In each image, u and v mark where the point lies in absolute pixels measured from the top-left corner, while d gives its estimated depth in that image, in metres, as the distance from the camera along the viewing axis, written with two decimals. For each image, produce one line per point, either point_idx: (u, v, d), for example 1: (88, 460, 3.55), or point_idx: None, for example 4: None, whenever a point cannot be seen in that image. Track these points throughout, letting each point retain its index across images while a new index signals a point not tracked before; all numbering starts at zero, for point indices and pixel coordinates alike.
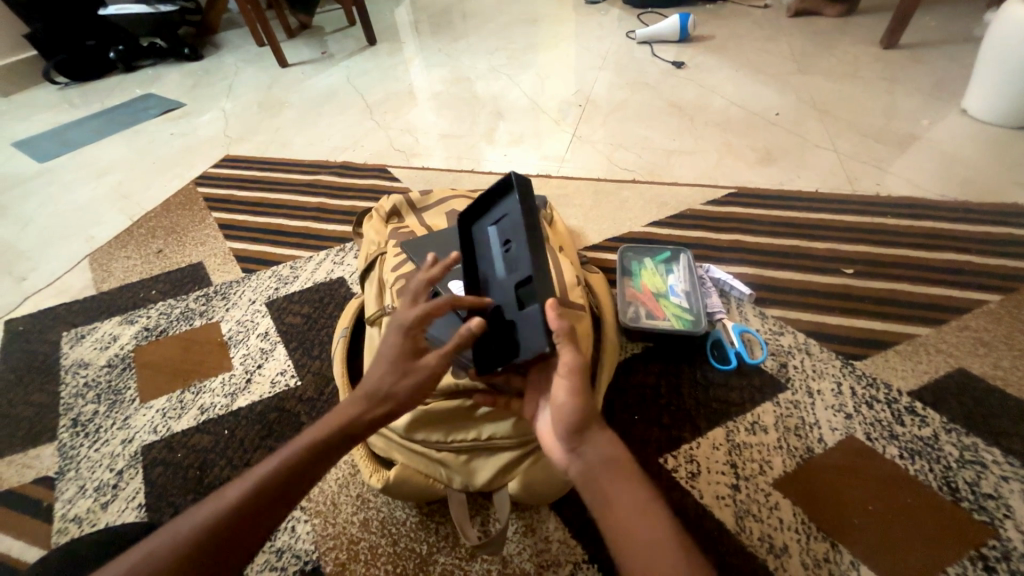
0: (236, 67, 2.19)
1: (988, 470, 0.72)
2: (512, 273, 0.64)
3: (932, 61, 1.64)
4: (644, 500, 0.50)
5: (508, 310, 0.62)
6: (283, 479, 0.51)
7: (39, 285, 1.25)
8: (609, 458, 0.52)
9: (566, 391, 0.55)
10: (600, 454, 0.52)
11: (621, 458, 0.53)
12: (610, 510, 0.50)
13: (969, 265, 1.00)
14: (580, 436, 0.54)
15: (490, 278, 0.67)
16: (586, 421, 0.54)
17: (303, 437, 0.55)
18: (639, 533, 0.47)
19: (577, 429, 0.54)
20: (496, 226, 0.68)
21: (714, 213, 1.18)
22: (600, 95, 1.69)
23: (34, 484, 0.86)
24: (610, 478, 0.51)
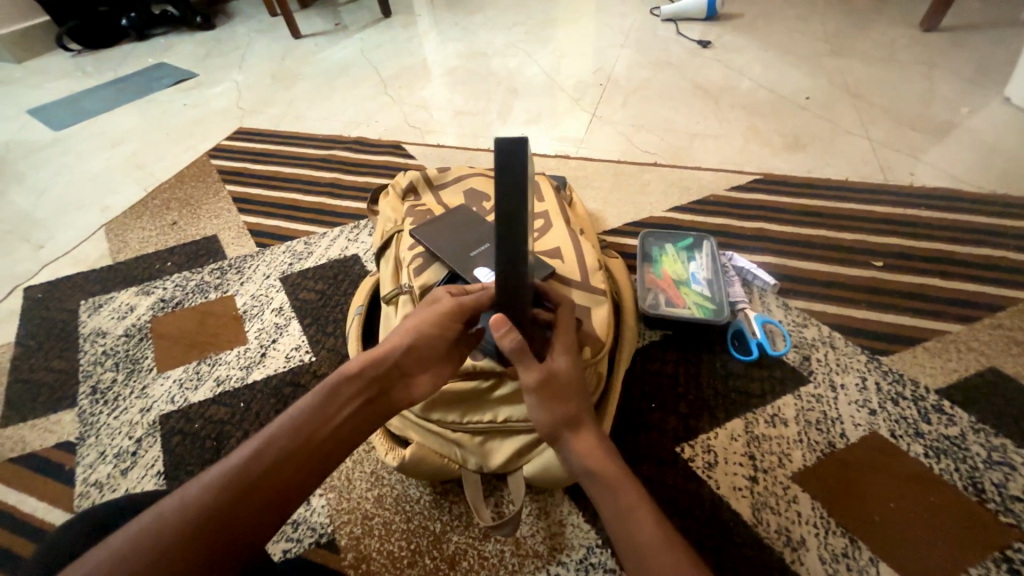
0: (248, 37, 2.15)
1: (1017, 472, 0.70)
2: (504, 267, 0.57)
3: (974, 45, 1.55)
4: (627, 497, 0.53)
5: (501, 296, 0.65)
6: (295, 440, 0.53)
7: (56, 253, 1.26)
8: (589, 462, 0.57)
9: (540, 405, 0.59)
10: (580, 462, 0.57)
11: (601, 461, 0.57)
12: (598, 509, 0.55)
13: (1003, 261, 0.96)
14: (559, 445, 0.59)
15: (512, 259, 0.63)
16: (560, 431, 0.59)
17: (310, 397, 0.56)
18: (623, 530, 0.52)
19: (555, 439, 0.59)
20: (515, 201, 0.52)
21: (738, 200, 1.14)
22: (621, 73, 1.63)
23: (56, 448, 0.88)
24: (592, 481, 0.56)
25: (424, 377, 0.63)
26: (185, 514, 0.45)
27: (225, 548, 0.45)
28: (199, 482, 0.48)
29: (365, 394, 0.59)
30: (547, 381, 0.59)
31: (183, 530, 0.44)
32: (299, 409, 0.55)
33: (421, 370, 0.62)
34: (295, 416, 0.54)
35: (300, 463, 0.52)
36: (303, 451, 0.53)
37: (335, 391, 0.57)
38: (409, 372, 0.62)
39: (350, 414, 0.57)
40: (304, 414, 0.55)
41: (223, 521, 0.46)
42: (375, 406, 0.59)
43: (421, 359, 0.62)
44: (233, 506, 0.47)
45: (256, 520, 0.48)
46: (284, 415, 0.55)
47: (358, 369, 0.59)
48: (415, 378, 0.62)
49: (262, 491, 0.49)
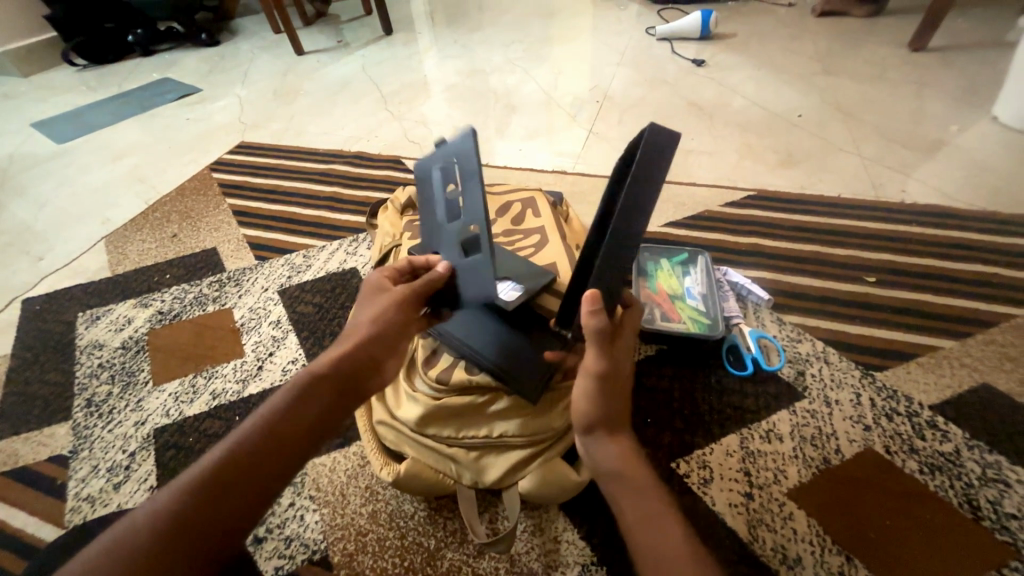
0: (252, 54, 2.19)
1: (1011, 490, 0.70)
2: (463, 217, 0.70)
3: (962, 65, 1.59)
4: (653, 504, 0.50)
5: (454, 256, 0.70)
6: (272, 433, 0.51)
7: (55, 265, 1.26)
8: (617, 465, 0.54)
9: (585, 393, 0.56)
10: (609, 463, 0.54)
11: (632, 466, 0.54)
12: (619, 510, 0.52)
13: (994, 277, 0.98)
14: (590, 442, 0.56)
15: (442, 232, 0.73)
16: (602, 427, 0.56)
17: (284, 391, 0.54)
18: (646, 533, 0.48)
19: (591, 432, 0.56)
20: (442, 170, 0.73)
21: (732, 216, 1.15)
22: (617, 91, 1.67)
23: (48, 462, 0.87)
24: (618, 484, 0.53)
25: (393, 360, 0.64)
26: (164, 516, 0.43)
27: (211, 544, 0.44)
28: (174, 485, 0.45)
29: (341, 380, 0.58)
30: (607, 375, 0.56)
31: (165, 532, 0.42)
32: (273, 403, 0.53)
33: (391, 354, 0.64)
34: (270, 409, 0.52)
35: (282, 453, 0.50)
36: (281, 441, 0.51)
37: (310, 383, 0.55)
38: (380, 357, 0.62)
39: (328, 401, 0.56)
40: (279, 408, 0.53)
41: (208, 518, 0.44)
42: (351, 391, 0.58)
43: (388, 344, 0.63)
44: (214, 500, 0.45)
45: (241, 512, 0.46)
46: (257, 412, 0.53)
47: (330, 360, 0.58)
48: (384, 363, 0.63)
49: (243, 484, 0.47)
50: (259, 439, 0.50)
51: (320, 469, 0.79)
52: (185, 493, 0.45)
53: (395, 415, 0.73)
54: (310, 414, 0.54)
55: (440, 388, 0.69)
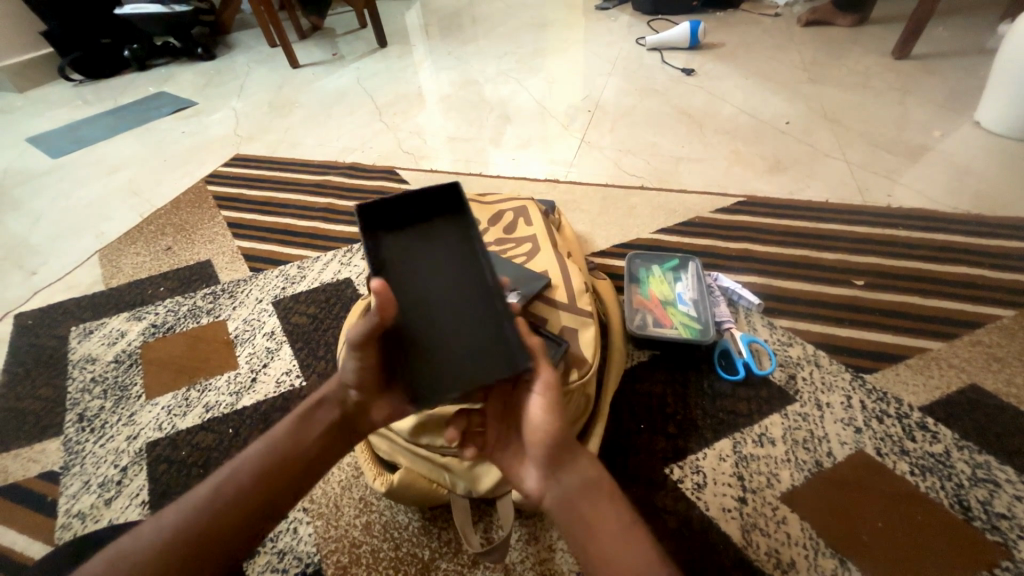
0: (248, 67, 2.21)
1: (1001, 490, 0.71)
2: None
3: (945, 72, 1.63)
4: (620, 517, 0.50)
5: None
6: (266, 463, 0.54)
7: (48, 280, 1.26)
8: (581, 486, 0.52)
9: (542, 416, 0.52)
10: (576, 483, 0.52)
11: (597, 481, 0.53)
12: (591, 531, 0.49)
13: (979, 279, 0.99)
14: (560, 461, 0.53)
15: None
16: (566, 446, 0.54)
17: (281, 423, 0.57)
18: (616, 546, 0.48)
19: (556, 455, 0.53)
20: None
21: (723, 221, 1.17)
22: (608, 100, 1.69)
23: (39, 479, 0.86)
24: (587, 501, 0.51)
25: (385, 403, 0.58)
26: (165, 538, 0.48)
27: (204, 568, 0.48)
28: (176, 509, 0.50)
29: (330, 416, 0.58)
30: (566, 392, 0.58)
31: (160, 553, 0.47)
32: (269, 435, 0.56)
33: (376, 400, 0.57)
34: (266, 442, 0.56)
35: (269, 486, 0.53)
36: (270, 474, 0.53)
37: (305, 415, 0.57)
38: (364, 401, 0.57)
39: (320, 438, 0.56)
40: (275, 439, 0.56)
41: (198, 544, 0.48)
42: (342, 427, 0.58)
43: (363, 388, 0.57)
44: (207, 525, 0.49)
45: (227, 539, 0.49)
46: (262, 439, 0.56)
47: (318, 397, 0.59)
48: (373, 407, 0.58)
49: (231, 511, 0.50)
50: (252, 471, 0.53)
51: (313, 481, 0.79)
52: (181, 519, 0.49)
53: (388, 425, 0.72)
54: (304, 448, 0.56)
55: None
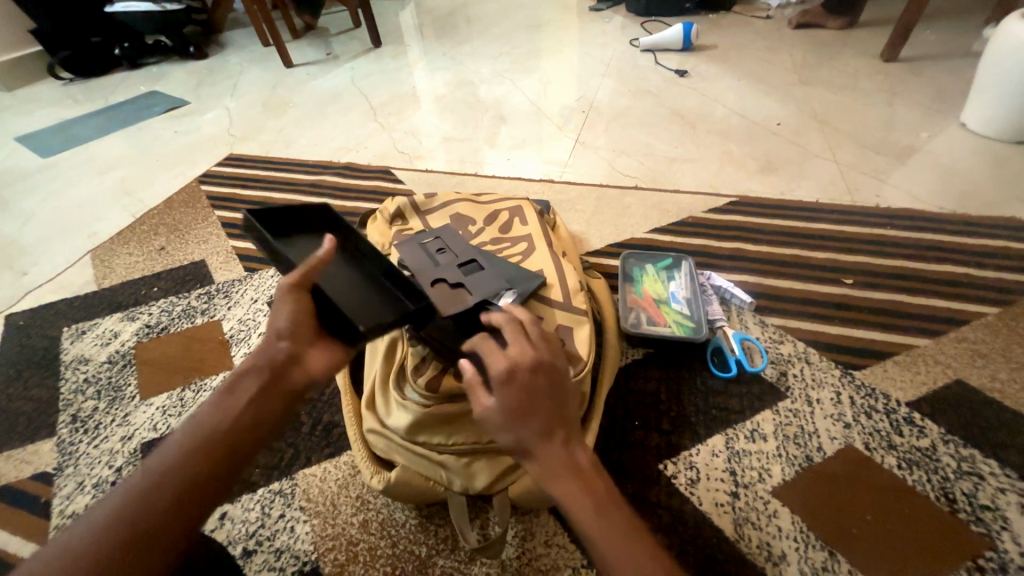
0: (240, 66, 2.20)
1: (985, 482, 0.73)
2: (458, 256, 0.83)
3: (932, 74, 1.66)
4: (597, 519, 0.48)
5: (454, 277, 0.78)
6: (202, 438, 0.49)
7: (39, 280, 1.25)
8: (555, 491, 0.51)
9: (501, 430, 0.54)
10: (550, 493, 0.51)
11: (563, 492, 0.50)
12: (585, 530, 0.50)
13: (965, 277, 1.01)
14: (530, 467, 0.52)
15: (435, 268, 0.80)
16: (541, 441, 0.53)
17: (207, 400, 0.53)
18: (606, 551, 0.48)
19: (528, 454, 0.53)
20: (430, 238, 0.87)
21: (716, 221, 1.18)
22: (602, 101, 1.70)
23: (32, 480, 0.86)
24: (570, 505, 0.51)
25: (323, 346, 0.59)
26: (96, 533, 0.42)
27: (156, 548, 0.42)
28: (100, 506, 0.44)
29: (260, 379, 0.54)
30: (514, 391, 0.53)
31: (96, 550, 0.41)
32: (196, 413, 0.51)
33: (312, 345, 0.59)
34: (192, 420, 0.51)
35: (218, 451, 0.49)
36: (212, 442, 0.49)
37: (232, 383, 0.53)
38: (297, 349, 0.57)
39: (252, 400, 0.53)
40: (202, 415, 0.51)
41: (148, 523, 0.43)
42: (277, 385, 0.55)
43: (294, 334, 0.57)
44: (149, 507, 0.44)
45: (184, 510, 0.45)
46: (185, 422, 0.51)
47: (242, 365, 0.55)
48: (307, 353, 0.58)
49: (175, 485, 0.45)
50: (185, 445, 0.48)
51: (310, 480, 0.79)
52: (113, 508, 0.43)
53: (385, 423, 0.73)
54: (235, 414, 0.51)
55: (429, 396, 0.69)
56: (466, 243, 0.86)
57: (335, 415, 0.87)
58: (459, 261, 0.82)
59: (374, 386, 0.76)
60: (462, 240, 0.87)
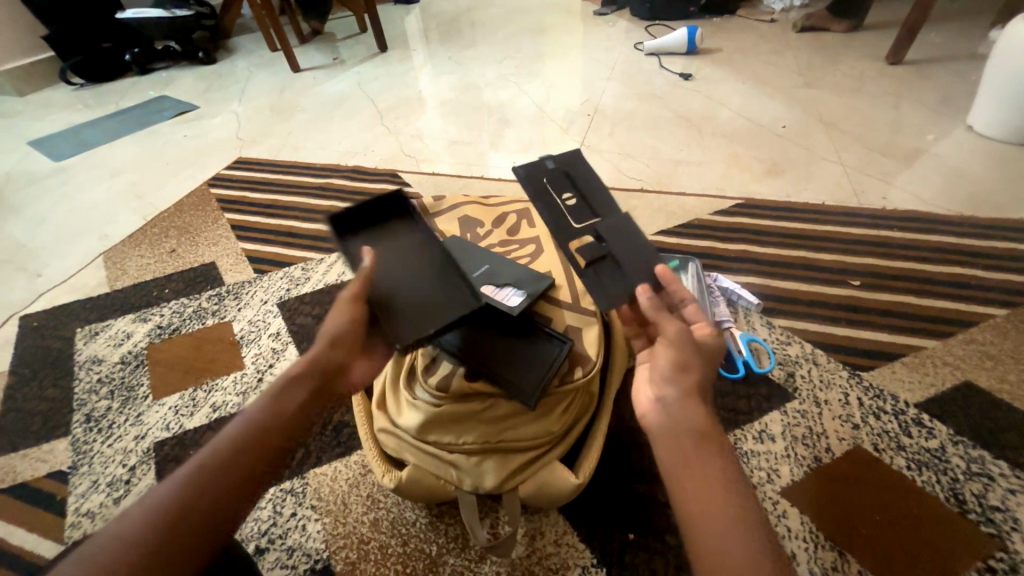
0: (249, 71, 2.23)
1: (995, 483, 0.73)
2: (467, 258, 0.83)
3: (936, 77, 1.66)
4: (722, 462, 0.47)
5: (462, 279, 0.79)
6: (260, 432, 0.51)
7: (52, 282, 1.27)
8: (696, 424, 0.49)
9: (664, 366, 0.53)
10: (694, 424, 0.49)
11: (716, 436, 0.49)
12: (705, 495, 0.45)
13: (972, 278, 1.01)
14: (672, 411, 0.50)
15: None
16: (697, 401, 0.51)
17: (257, 400, 0.54)
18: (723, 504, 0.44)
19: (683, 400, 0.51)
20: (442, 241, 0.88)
21: (722, 223, 1.19)
22: (607, 104, 1.72)
23: (47, 478, 0.87)
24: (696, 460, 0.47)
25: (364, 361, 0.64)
26: (146, 525, 0.42)
27: (210, 536, 0.44)
28: (149, 496, 0.44)
29: (315, 382, 0.57)
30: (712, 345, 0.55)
31: (156, 535, 0.42)
32: (247, 411, 0.53)
33: (358, 356, 0.63)
34: (242, 419, 0.52)
35: (272, 446, 0.51)
36: (266, 439, 0.51)
37: (287, 382, 0.56)
38: (348, 359, 0.62)
39: (306, 400, 0.56)
40: (252, 415, 0.52)
41: (202, 512, 0.44)
42: (323, 394, 0.58)
43: (347, 343, 0.62)
44: (196, 504, 0.44)
45: (228, 512, 0.46)
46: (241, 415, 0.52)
47: (294, 370, 0.57)
48: (351, 365, 0.62)
49: (224, 484, 0.46)
50: (242, 439, 0.50)
51: (321, 479, 0.80)
52: (172, 494, 0.44)
53: (396, 422, 0.74)
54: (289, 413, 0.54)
55: (440, 395, 0.70)
56: (476, 246, 0.87)
57: (345, 415, 0.88)
58: (468, 263, 0.82)
59: (385, 387, 0.77)
60: (473, 242, 0.88)
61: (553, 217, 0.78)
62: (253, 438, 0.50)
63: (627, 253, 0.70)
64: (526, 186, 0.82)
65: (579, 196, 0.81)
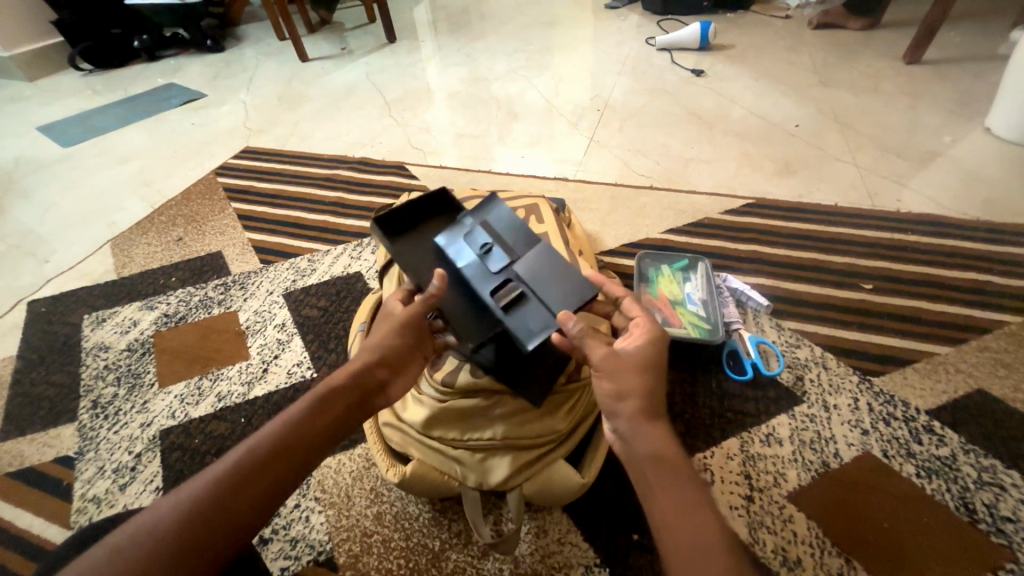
0: (257, 60, 2.22)
1: (1006, 493, 0.72)
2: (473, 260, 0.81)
3: (955, 78, 1.63)
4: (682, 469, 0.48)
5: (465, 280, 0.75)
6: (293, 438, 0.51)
7: (60, 268, 1.27)
8: (652, 443, 0.50)
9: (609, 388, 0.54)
10: (647, 446, 0.50)
11: (672, 455, 0.49)
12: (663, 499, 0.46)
13: (987, 284, 1.00)
14: (625, 428, 0.52)
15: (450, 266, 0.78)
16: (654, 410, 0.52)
17: (298, 404, 0.54)
18: (682, 522, 0.44)
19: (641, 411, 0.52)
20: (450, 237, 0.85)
21: (732, 223, 1.17)
22: (618, 100, 1.69)
23: (54, 463, 0.88)
24: (654, 470, 0.48)
25: (403, 378, 0.63)
26: (180, 520, 0.42)
27: (228, 540, 0.44)
28: (187, 489, 0.45)
29: (352, 395, 0.58)
30: (655, 359, 0.56)
31: (179, 529, 0.42)
32: (287, 414, 0.53)
33: (398, 375, 0.63)
34: (282, 421, 0.52)
35: (300, 456, 0.51)
36: (297, 448, 0.51)
37: (326, 392, 0.56)
38: (387, 377, 0.62)
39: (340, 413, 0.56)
40: (292, 419, 0.52)
41: (224, 513, 0.44)
42: (360, 409, 0.58)
43: (389, 362, 0.62)
44: (228, 504, 0.45)
45: (257, 518, 0.46)
46: (277, 417, 0.53)
47: (335, 380, 0.58)
48: (391, 382, 0.62)
49: (258, 488, 0.47)
50: (275, 445, 0.50)
51: (325, 470, 0.80)
52: (199, 491, 0.45)
53: (401, 417, 0.73)
54: (322, 424, 0.54)
55: (445, 391, 0.69)
56: None
57: None
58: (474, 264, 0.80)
59: None
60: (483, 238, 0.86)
61: (474, 274, 0.72)
62: (285, 444, 0.50)
63: (552, 292, 0.66)
64: (446, 248, 0.75)
65: (498, 242, 0.72)
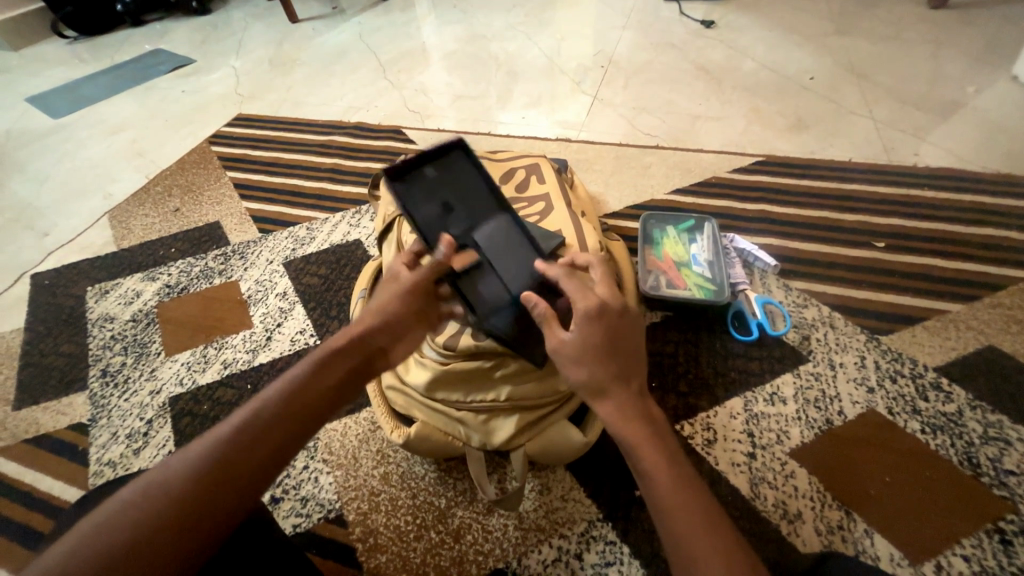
0: (245, 22, 2.12)
1: (1011, 447, 0.71)
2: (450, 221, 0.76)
3: (983, 22, 1.52)
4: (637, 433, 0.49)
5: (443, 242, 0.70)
6: (297, 399, 0.51)
7: (60, 241, 1.27)
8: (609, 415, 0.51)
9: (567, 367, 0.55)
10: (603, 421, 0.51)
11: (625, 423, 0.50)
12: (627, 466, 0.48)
13: (1004, 241, 0.96)
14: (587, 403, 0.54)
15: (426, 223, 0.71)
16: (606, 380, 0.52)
17: (298, 367, 0.54)
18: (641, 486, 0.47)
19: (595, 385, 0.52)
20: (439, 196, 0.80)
21: (740, 182, 1.13)
22: (622, 55, 1.61)
23: (69, 430, 0.90)
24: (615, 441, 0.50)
25: (403, 343, 0.63)
26: (191, 478, 0.43)
27: (240, 494, 0.44)
28: (194, 448, 0.45)
29: (354, 359, 0.58)
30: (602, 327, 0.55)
31: (191, 484, 0.42)
32: (289, 377, 0.53)
33: (400, 340, 0.62)
34: (283, 382, 0.52)
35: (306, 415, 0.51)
36: (302, 407, 0.51)
37: (327, 356, 0.56)
38: (388, 343, 0.61)
39: (343, 377, 0.56)
40: (297, 381, 0.53)
41: (235, 469, 0.44)
42: (363, 372, 0.58)
43: (391, 327, 0.62)
44: (237, 461, 0.45)
45: (266, 474, 0.46)
46: (278, 381, 0.53)
47: (337, 344, 0.58)
48: (393, 347, 0.62)
49: (266, 447, 0.47)
50: (279, 405, 0.50)
51: (332, 434, 0.82)
52: (209, 449, 0.45)
53: (404, 380, 0.74)
54: (325, 385, 0.54)
55: (447, 354, 0.69)
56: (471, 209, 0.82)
57: None
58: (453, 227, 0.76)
59: None
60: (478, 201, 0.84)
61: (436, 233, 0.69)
62: (289, 404, 0.51)
63: (512, 269, 0.69)
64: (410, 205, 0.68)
65: (464, 207, 0.71)
